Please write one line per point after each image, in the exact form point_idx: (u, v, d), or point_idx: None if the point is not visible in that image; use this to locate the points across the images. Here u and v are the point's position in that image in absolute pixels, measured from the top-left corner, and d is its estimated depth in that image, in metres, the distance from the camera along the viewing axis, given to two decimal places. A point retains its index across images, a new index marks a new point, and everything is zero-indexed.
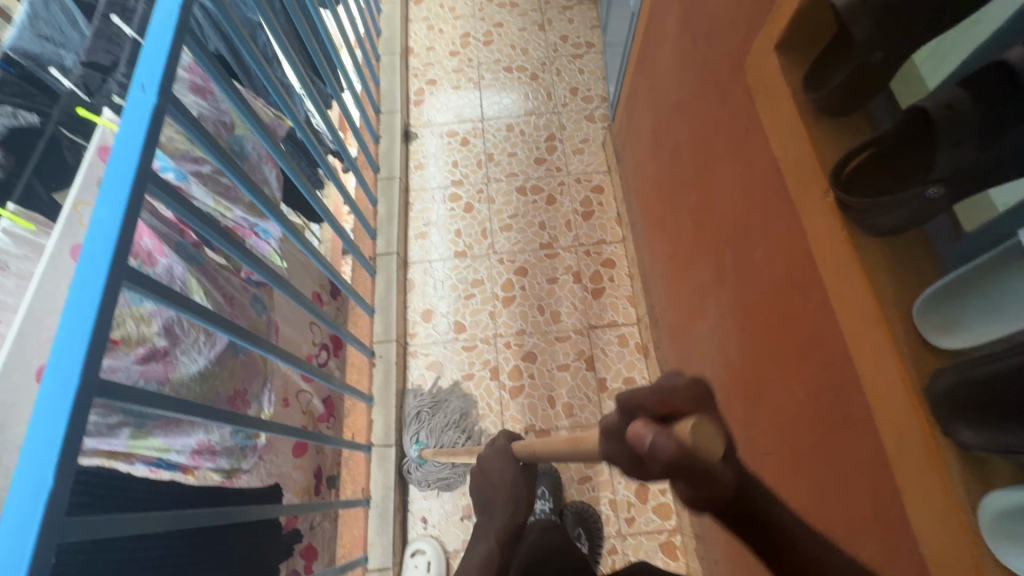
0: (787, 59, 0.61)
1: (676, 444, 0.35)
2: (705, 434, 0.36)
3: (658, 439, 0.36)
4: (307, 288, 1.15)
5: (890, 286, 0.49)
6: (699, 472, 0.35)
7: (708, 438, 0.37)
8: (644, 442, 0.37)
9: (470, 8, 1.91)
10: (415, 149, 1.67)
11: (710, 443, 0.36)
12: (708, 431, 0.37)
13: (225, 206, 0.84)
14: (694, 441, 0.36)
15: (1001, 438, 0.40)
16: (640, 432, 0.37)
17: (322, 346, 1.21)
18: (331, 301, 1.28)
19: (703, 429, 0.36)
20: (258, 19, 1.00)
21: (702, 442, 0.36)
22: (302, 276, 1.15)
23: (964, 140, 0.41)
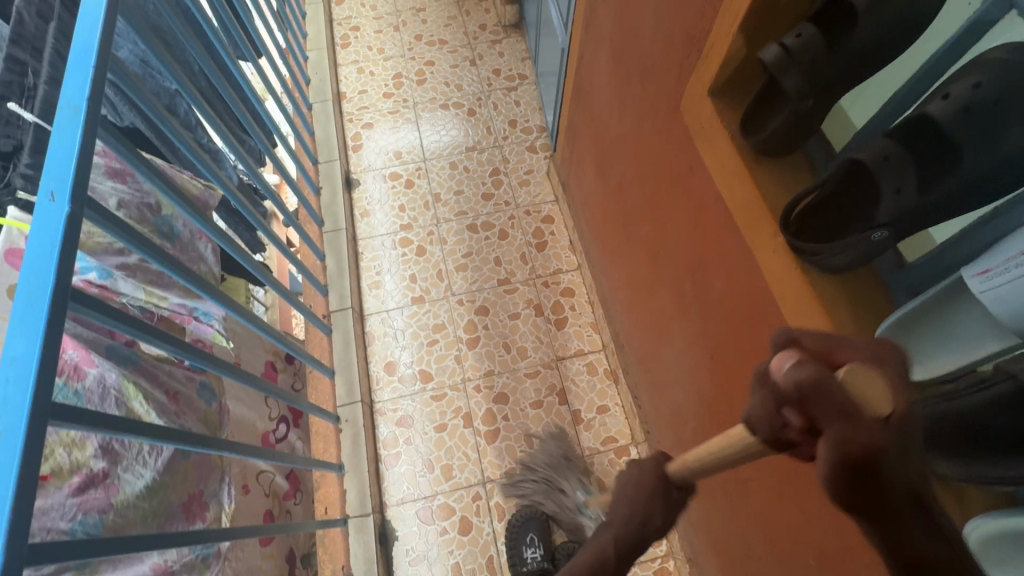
0: (722, 103, 0.62)
1: (830, 373, 0.32)
2: (867, 384, 0.31)
3: (804, 365, 0.33)
4: (258, 363, 1.10)
5: (850, 321, 0.51)
6: (850, 414, 0.31)
7: (873, 391, 0.31)
8: (785, 369, 0.34)
9: (399, 48, 1.90)
10: (358, 196, 1.63)
11: (873, 397, 0.31)
12: (868, 379, 0.32)
13: (159, 295, 0.77)
14: (859, 392, 0.31)
15: (977, 469, 0.41)
16: (781, 359, 0.35)
17: (282, 419, 1.14)
18: (286, 368, 1.22)
19: (863, 378, 0.31)
20: (174, 88, 0.93)
21: (858, 387, 0.31)
22: (251, 348, 1.10)
23: (905, 187, 0.43)
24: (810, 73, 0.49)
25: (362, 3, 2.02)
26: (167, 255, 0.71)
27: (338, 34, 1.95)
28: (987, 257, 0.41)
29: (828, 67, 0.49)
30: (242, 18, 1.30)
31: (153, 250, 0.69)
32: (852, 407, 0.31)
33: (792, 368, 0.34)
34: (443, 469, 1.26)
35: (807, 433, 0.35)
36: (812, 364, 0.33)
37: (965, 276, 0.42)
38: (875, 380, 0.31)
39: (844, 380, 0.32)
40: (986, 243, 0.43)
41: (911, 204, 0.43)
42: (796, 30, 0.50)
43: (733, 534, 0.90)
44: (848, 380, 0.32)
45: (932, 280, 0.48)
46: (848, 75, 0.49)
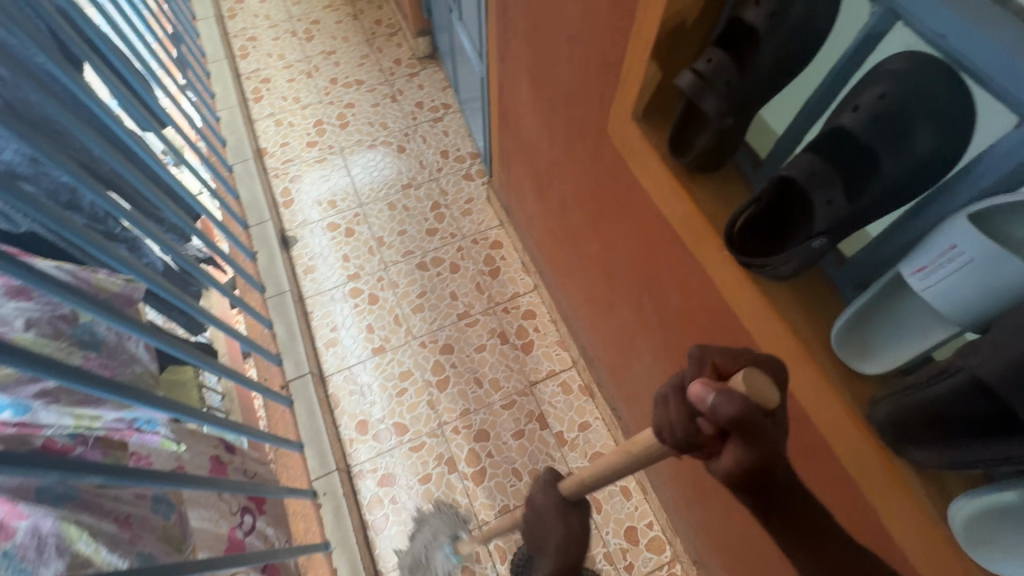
0: (647, 125, 0.63)
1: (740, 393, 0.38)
2: (760, 386, 0.40)
3: (726, 392, 0.38)
4: (204, 461, 0.90)
5: (804, 323, 0.52)
6: (759, 422, 0.38)
7: (764, 389, 0.40)
8: (706, 402, 0.39)
9: (315, 95, 1.85)
10: (299, 252, 1.56)
11: (765, 395, 0.40)
12: (761, 382, 0.40)
13: (89, 418, 0.70)
14: (754, 390, 0.39)
15: (949, 454, 0.42)
16: (701, 392, 0.40)
17: (244, 511, 0.97)
18: (233, 459, 0.99)
19: (755, 377, 0.39)
20: (69, 182, 0.85)
21: (757, 393, 0.39)
22: (192, 443, 0.90)
23: (835, 199, 0.44)
24: (726, 94, 0.50)
25: (268, 53, 1.96)
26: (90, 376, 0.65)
27: (248, 88, 1.87)
28: (921, 253, 0.42)
29: (741, 87, 0.50)
30: (139, 90, 1.22)
31: (77, 376, 0.62)
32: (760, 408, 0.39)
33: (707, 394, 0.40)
34: (435, 522, 1.21)
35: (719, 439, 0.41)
36: (724, 390, 0.39)
37: (904, 274, 0.43)
38: (763, 380, 0.40)
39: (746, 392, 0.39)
40: (915, 235, 0.45)
41: (843, 212, 0.44)
42: (705, 54, 0.51)
43: (733, 534, 0.91)
44: (753, 391, 0.39)
45: (874, 273, 0.50)
46: (761, 91, 0.51)
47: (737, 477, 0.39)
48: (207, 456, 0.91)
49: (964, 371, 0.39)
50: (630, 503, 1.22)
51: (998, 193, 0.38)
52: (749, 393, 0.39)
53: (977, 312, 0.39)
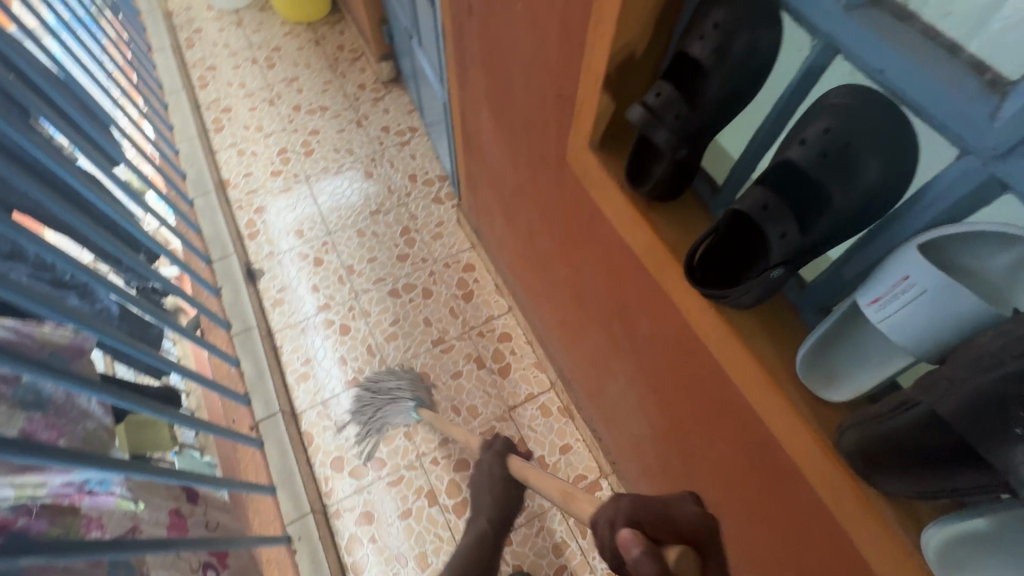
0: (604, 154, 0.63)
1: (663, 564, 0.38)
2: (688, 564, 0.40)
3: (648, 553, 0.39)
4: (163, 516, 0.84)
5: (770, 351, 0.52)
6: None
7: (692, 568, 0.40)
8: (631, 554, 0.40)
9: (278, 123, 1.82)
10: (266, 285, 1.51)
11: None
12: (688, 556, 0.40)
13: (32, 487, 0.67)
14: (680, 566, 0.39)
15: (916, 486, 0.41)
16: (629, 542, 0.41)
17: (205, 568, 0.90)
18: (195, 510, 0.94)
19: (683, 551, 0.40)
20: (8, 232, 0.80)
21: (683, 567, 0.39)
22: (149, 498, 0.85)
23: (789, 231, 0.43)
24: (677, 127, 0.49)
25: (229, 82, 1.92)
26: (32, 445, 0.60)
27: (209, 118, 1.84)
28: (874, 284, 0.41)
29: (691, 119, 0.50)
30: (87, 129, 1.18)
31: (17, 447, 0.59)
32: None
33: (632, 548, 0.40)
34: (417, 559, 1.18)
35: None
36: (649, 552, 0.39)
37: (860, 304, 0.43)
38: (691, 559, 0.40)
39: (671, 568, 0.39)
40: (870, 262, 0.45)
41: (797, 244, 0.43)
42: (654, 87, 0.50)
43: None
44: (678, 565, 0.39)
45: (834, 298, 0.50)
46: (711, 123, 0.51)
47: None
48: (167, 512, 0.86)
49: (925, 403, 0.39)
50: None
51: (943, 224, 0.38)
52: (674, 565, 0.39)
53: (933, 342, 0.39)
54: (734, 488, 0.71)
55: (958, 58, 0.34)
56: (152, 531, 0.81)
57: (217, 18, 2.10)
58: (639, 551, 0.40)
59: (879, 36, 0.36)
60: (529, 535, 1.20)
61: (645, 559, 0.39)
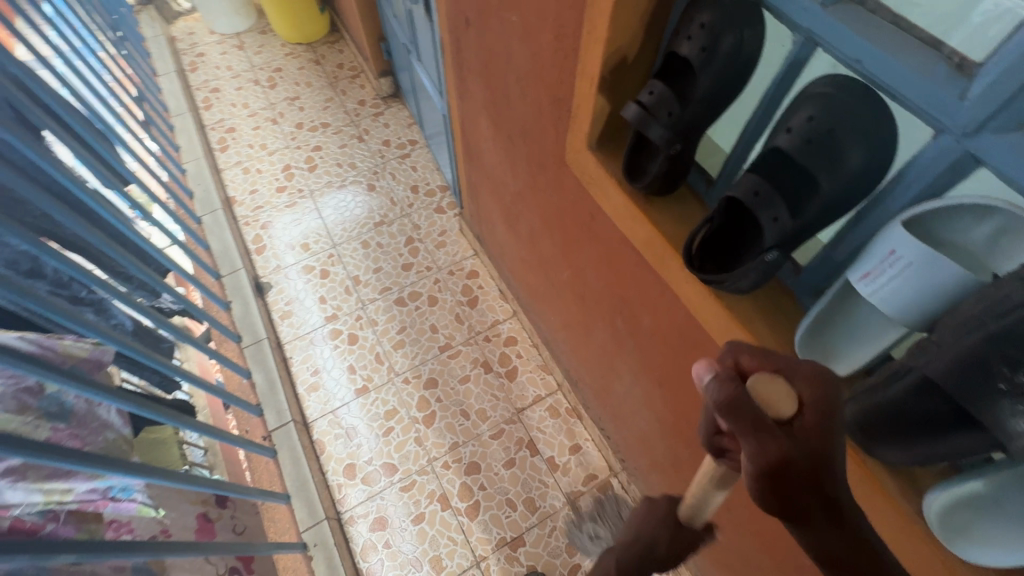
0: (601, 153, 0.66)
1: (738, 387, 0.33)
2: (773, 391, 0.33)
3: (718, 380, 0.34)
4: (190, 522, 0.91)
5: (768, 332, 0.54)
6: (756, 424, 0.32)
7: (780, 396, 0.32)
8: (701, 382, 0.35)
9: (281, 140, 1.86)
10: (274, 298, 1.54)
11: (778, 401, 0.32)
12: (771, 384, 0.33)
13: (59, 492, 0.68)
14: (770, 395, 0.32)
15: (915, 451, 0.44)
16: (700, 371, 0.36)
17: (232, 572, 0.95)
18: (223, 514, 1.02)
19: (766, 378, 0.33)
20: (31, 250, 0.84)
21: (764, 395, 0.33)
22: (170, 504, 0.88)
23: (780, 216, 0.45)
24: (670, 123, 0.52)
25: (232, 103, 1.97)
26: (69, 451, 0.64)
27: (213, 138, 1.88)
28: (863, 260, 0.44)
29: (683, 116, 0.52)
30: (99, 150, 1.22)
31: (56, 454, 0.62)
32: (760, 414, 0.32)
33: (703, 376, 0.35)
34: (432, 562, 1.18)
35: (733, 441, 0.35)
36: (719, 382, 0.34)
37: (852, 281, 0.45)
38: (779, 386, 0.33)
39: (751, 390, 0.33)
40: (858, 242, 0.47)
41: (789, 228, 0.46)
42: (648, 86, 0.53)
43: (729, 546, 0.91)
44: (758, 390, 0.33)
45: (827, 280, 0.52)
46: (702, 118, 0.53)
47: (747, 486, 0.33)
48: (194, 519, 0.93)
49: (916, 370, 0.41)
50: None
51: (925, 200, 0.41)
52: (756, 390, 0.33)
53: (922, 312, 0.41)
54: None
55: (927, 45, 0.37)
56: (180, 534, 0.87)
57: (219, 42, 2.15)
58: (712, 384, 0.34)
59: (854, 30, 0.39)
60: (541, 536, 1.21)
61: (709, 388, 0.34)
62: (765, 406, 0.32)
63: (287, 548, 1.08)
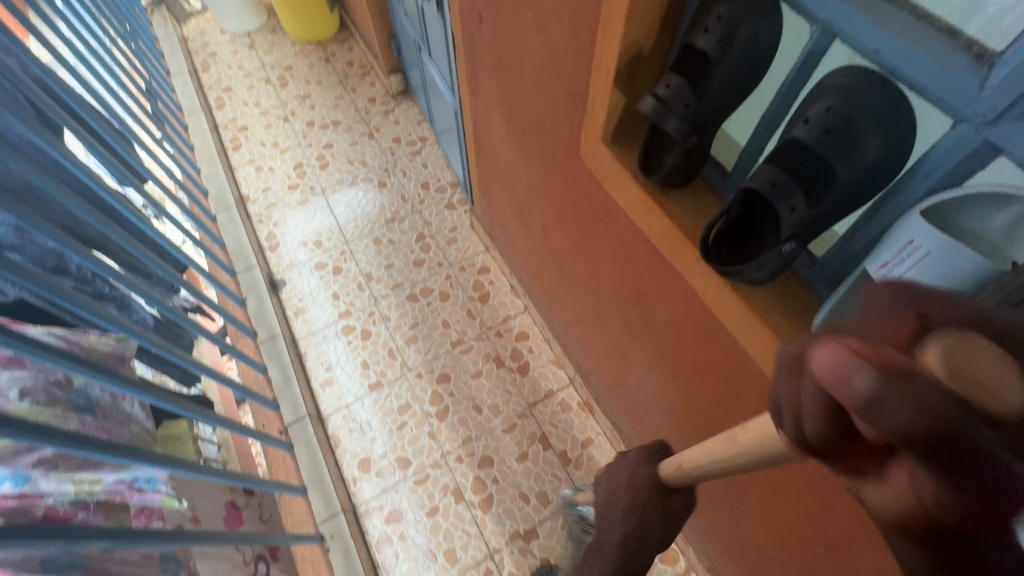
0: (616, 146, 0.66)
1: (930, 391, 0.18)
2: (977, 359, 0.19)
3: (887, 378, 0.18)
4: (219, 509, 0.98)
5: (785, 322, 0.54)
6: (985, 447, 0.17)
7: (992, 365, 0.18)
8: (851, 382, 0.19)
9: (293, 139, 1.88)
10: (288, 295, 1.56)
11: (1000, 384, 0.18)
12: (974, 356, 0.19)
13: (89, 483, 0.70)
14: (975, 372, 0.18)
15: None
16: (839, 363, 0.19)
17: (259, 559, 1.01)
18: (249, 503, 1.10)
19: (966, 352, 0.19)
20: (56, 247, 0.86)
21: (976, 381, 0.18)
22: (195, 495, 0.93)
23: (798, 206, 0.46)
24: (687, 115, 0.52)
25: (244, 102, 1.99)
26: (101, 441, 0.66)
27: (227, 137, 1.90)
28: (881, 250, 0.44)
29: (700, 108, 0.53)
30: (117, 149, 1.24)
31: (84, 442, 0.63)
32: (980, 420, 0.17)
33: (846, 376, 0.19)
34: (447, 554, 1.20)
35: (879, 461, 0.20)
36: (896, 374, 0.18)
37: (869, 271, 0.46)
38: (984, 352, 0.19)
39: (944, 376, 0.18)
40: (876, 232, 0.48)
41: (807, 218, 0.46)
42: (664, 79, 0.54)
43: (744, 538, 0.91)
44: (963, 374, 0.18)
45: (843, 271, 0.53)
46: (719, 110, 0.54)
47: (918, 534, 0.20)
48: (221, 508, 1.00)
49: None
50: None
51: (943, 189, 0.41)
52: (961, 380, 0.18)
53: None
54: None
55: (948, 33, 0.37)
56: (211, 521, 0.95)
57: (230, 41, 2.17)
58: (880, 384, 0.18)
59: (873, 19, 0.40)
60: (554, 529, 1.22)
61: (885, 400, 0.18)
62: (985, 404, 0.18)
63: (306, 539, 1.10)
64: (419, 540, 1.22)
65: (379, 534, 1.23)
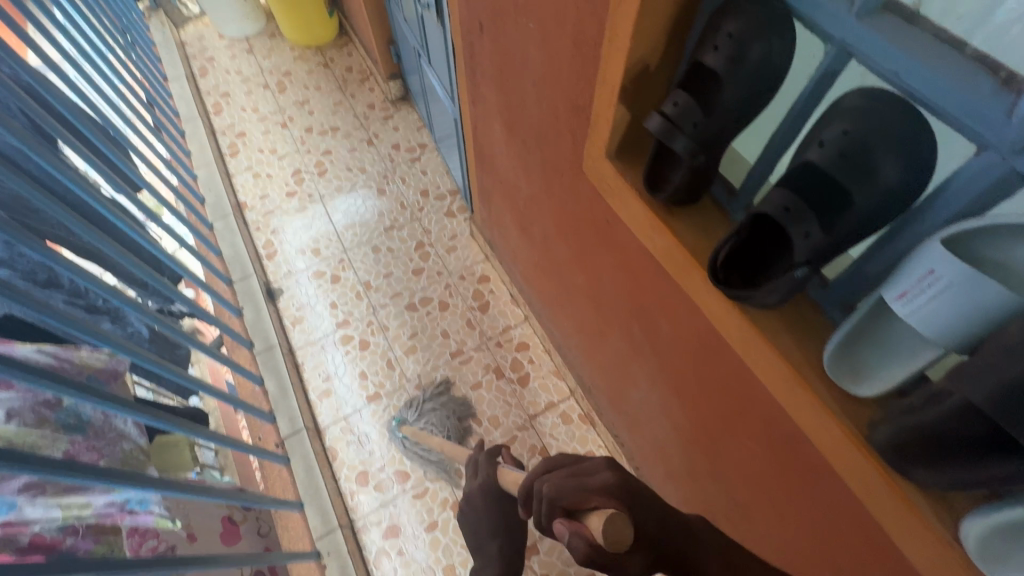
0: (621, 162, 0.64)
1: (593, 545, 0.46)
2: (615, 526, 0.46)
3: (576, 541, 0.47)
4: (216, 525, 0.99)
5: (796, 347, 0.53)
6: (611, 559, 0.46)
7: (618, 527, 0.46)
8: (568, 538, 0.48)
9: (291, 145, 1.86)
10: (286, 303, 1.54)
11: (619, 536, 0.46)
12: (615, 525, 0.46)
13: (78, 506, 0.68)
14: (608, 542, 0.45)
15: (952, 476, 0.42)
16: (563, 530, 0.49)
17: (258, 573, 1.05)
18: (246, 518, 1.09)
19: (610, 524, 0.46)
20: (45, 261, 0.83)
21: (611, 536, 0.46)
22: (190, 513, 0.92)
23: (812, 232, 0.44)
24: (695, 135, 0.51)
25: (242, 107, 1.97)
26: (86, 467, 0.63)
27: (224, 143, 1.88)
28: (901, 278, 0.42)
29: (709, 127, 0.51)
30: (111, 157, 1.21)
31: (72, 470, 0.61)
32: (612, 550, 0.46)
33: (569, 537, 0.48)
34: (445, 571, 1.18)
35: None
36: (583, 542, 0.46)
37: (887, 299, 0.44)
38: (619, 522, 0.46)
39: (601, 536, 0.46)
40: (894, 258, 0.46)
41: (821, 243, 0.44)
42: (671, 97, 0.52)
43: None
44: (604, 536, 0.45)
45: (858, 295, 0.51)
46: (728, 129, 0.52)
47: None
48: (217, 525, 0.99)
49: (959, 395, 0.39)
50: None
51: (966, 218, 0.39)
52: (604, 539, 0.45)
53: (963, 334, 0.40)
54: (762, 487, 0.71)
55: (971, 57, 0.36)
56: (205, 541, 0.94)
57: (228, 46, 2.15)
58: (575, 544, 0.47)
59: (892, 40, 0.38)
60: (554, 544, 1.20)
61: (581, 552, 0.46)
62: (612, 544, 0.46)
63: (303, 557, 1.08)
64: (417, 555, 1.20)
65: (377, 549, 1.21)
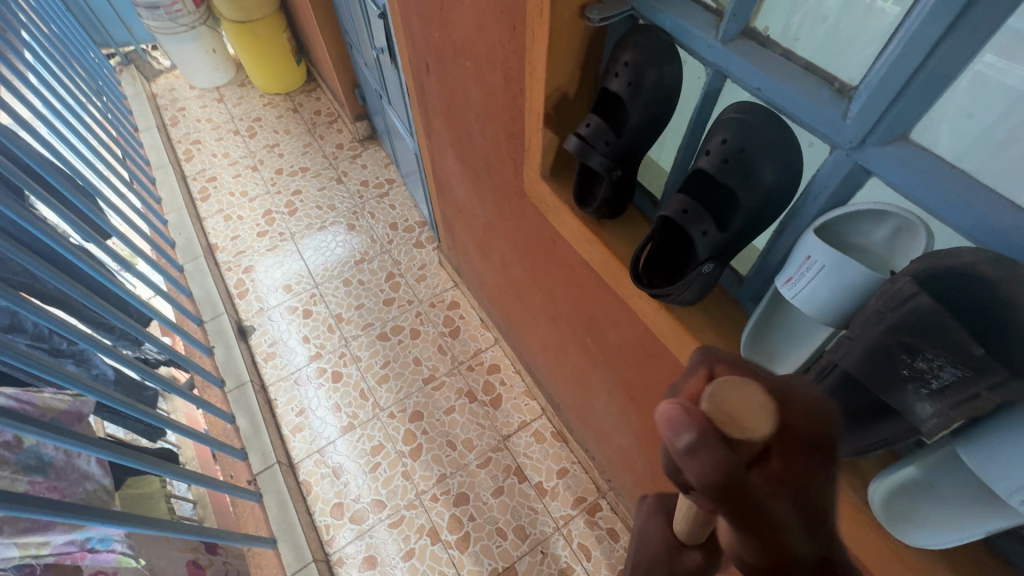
0: (554, 182, 0.70)
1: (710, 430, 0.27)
2: (744, 401, 0.28)
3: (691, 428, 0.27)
4: (179, 568, 0.98)
5: (716, 338, 0.57)
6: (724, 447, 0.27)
7: (751, 407, 0.28)
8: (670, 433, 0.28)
9: (262, 187, 1.91)
10: (257, 341, 1.55)
11: (751, 417, 0.27)
12: (741, 396, 0.28)
13: (37, 546, 0.72)
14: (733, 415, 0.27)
15: (853, 441, 0.46)
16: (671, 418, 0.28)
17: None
18: (213, 560, 1.07)
19: (736, 397, 0.28)
20: (8, 306, 0.84)
21: (738, 411, 0.27)
22: (169, 552, 0.98)
23: (709, 231, 0.49)
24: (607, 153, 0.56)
25: (213, 153, 2.02)
26: (51, 502, 0.65)
27: (195, 188, 1.92)
28: (786, 266, 0.47)
29: (619, 145, 0.57)
30: (81, 206, 1.24)
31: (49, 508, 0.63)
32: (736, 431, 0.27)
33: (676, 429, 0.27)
34: None
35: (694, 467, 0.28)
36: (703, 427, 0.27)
37: (778, 286, 0.49)
38: (750, 399, 0.28)
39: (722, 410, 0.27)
40: (783, 250, 0.51)
41: (718, 240, 0.50)
42: (585, 120, 0.57)
43: None
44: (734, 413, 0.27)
45: (764, 288, 0.56)
46: (637, 146, 0.58)
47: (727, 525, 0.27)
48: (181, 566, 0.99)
49: (835, 367, 0.44)
50: (619, 545, 1.20)
51: (830, 209, 0.45)
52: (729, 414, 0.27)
53: (840, 310, 0.45)
54: None
55: (812, 73, 0.42)
56: None
57: (199, 96, 2.23)
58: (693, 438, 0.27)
59: (751, 63, 0.44)
60: (533, 564, 1.19)
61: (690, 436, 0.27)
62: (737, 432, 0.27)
63: None
64: None
65: None
